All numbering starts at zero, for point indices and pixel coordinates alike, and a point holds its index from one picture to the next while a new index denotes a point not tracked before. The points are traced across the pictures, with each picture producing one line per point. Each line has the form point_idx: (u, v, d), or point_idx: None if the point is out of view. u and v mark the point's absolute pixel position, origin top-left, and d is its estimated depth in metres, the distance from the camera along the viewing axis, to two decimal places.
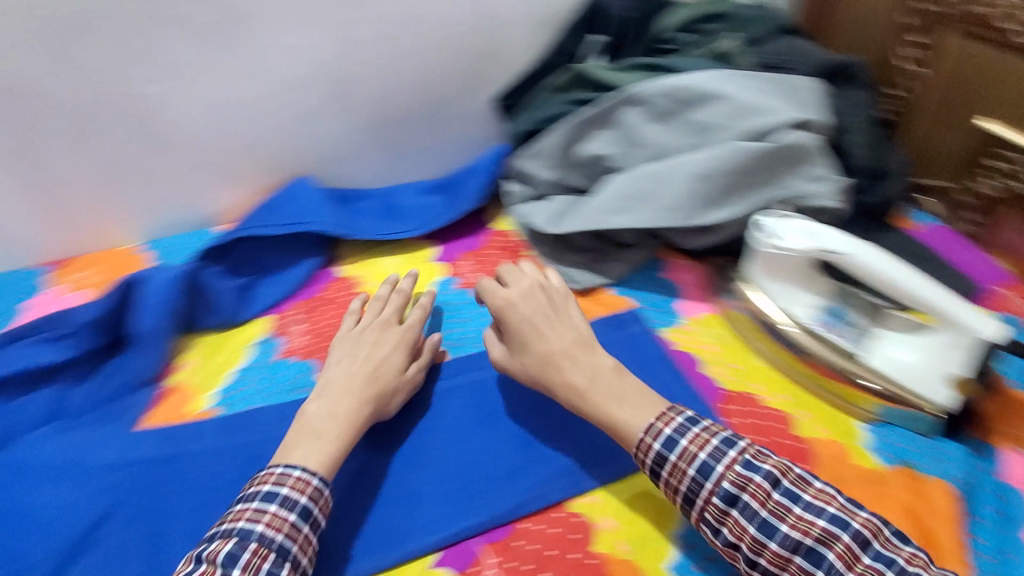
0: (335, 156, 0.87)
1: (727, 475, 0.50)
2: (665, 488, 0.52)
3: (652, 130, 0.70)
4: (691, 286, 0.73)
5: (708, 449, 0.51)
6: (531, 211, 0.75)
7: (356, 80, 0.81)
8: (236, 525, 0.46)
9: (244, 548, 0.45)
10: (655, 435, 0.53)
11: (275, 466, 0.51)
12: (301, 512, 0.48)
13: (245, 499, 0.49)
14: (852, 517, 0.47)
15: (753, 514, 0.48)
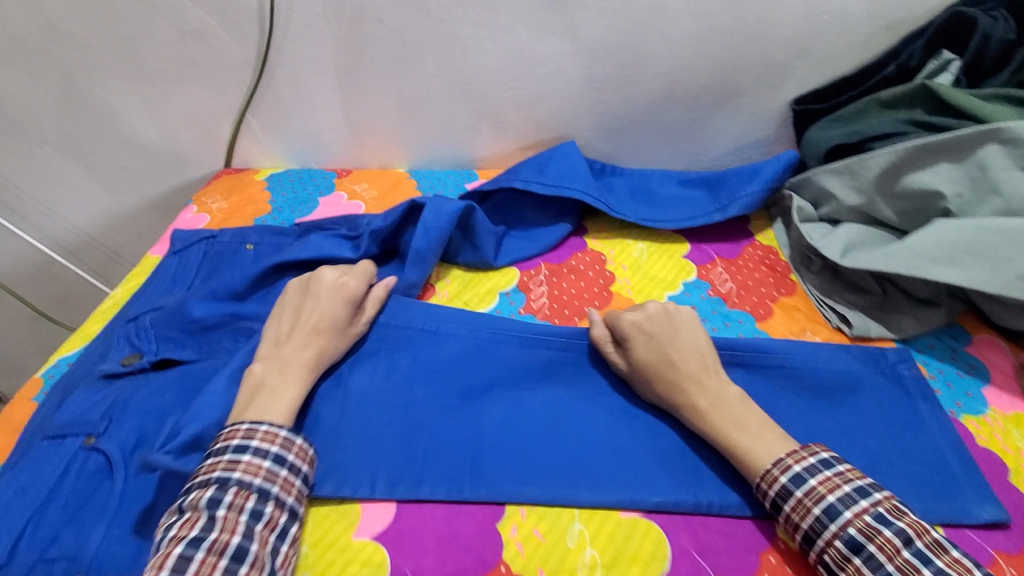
0: (604, 126, 0.86)
1: (855, 521, 0.45)
2: (782, 522, 0.48)
3: (1016, 178, 0.57)
4: (1002, 373, 0.61)
5: (834, 492, 0.47)
6: (814, 230, 0.70)
7: (655, 55, 0.78)
8: (211, 475, 0.47)
9: (223, 493, 0.46)
10: (784, 469, 0.49)
11: (240, 422, 0.50)
12: (274, 459, 0.49)
13: (214, 454, 0.49)
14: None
15: (879, 566, 0.43)
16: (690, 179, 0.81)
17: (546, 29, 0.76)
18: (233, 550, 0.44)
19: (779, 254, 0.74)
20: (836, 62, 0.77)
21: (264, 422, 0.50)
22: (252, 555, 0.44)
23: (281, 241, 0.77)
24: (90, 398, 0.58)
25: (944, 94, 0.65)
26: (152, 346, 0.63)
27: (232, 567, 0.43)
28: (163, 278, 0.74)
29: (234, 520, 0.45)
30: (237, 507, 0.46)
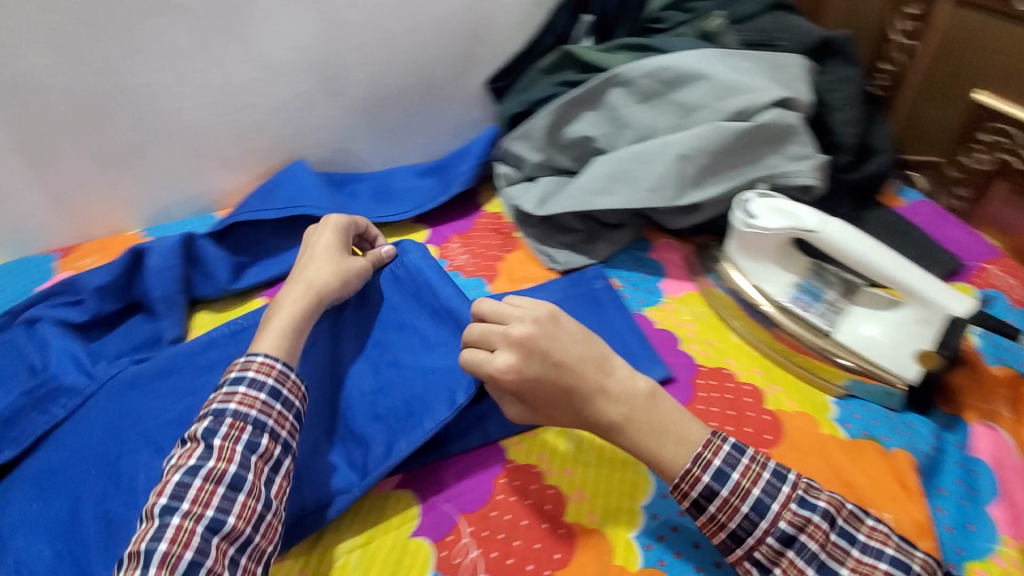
0: (331, 137, 0.89)
1: (785, 513, 0.44)
2: (708, 524, 0.46)
3: (637, 112, 0.70)
4: (674, 266, 0.74)
5: (763, 485, 0.45)
6: (519, 194, 0.78)
7: (349, 65, 0.83)
8: (209, 408, 0.49)
9: (221, 423, 0.48)
10: (705, 467, 0.46)
11: (253, 354, 0.52)
12: (269, 392, 0.50)
13: (220, 388, 0.51)
14: (910, 563, 0.42)
15: (812, 556, 0.43)
16: (419, 170, 0.90)
17: (235, 60, 0.78)
18: (230, 479, 0.46)
19: (505, 216, 0.83)
20: (507, 40, 0.88)
21: (259, 353, 0.52)
22: (248, 484, 0.46)
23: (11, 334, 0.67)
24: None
25: (580, 55, 0.77)
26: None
27: (230, 494, 0.45)
28: None
29: (229, 447, 0.46)
30: (235, 437, 0.47)
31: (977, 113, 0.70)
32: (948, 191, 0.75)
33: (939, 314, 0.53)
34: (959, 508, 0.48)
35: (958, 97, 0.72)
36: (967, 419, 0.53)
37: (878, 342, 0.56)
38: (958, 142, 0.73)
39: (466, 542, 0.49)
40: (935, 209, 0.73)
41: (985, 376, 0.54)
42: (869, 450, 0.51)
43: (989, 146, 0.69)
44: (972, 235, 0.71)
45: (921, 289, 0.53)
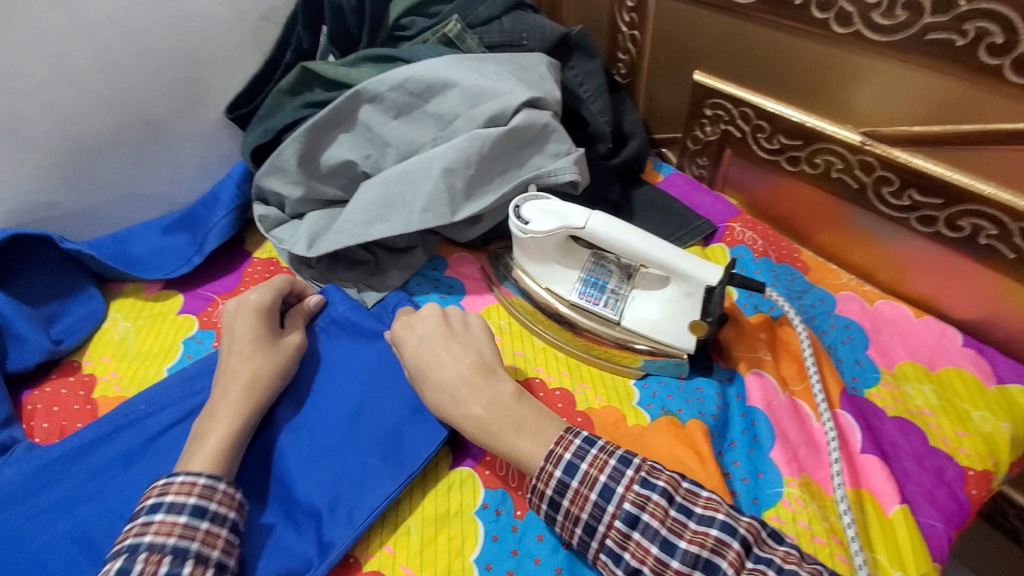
0: (21, 204, 0.68)
1: (628, 494, 0.43)
2: (564, 522, 0.44)
3: (392, 128, 0.65)
4: (472, 279, 0.70)
5: (608, 469, 0.44)
6: (286, 235, 0.68)
7: (28, 113, 0.64)
8: (122, 544, 0.40)
9: (134, 561, 0.39)
10: (556, 461, 0.45)
11: (173, 475, 0.44)
12: (192, 512, 0.42)
13: (133, 518, 0.42)
14: (738, 522, 0.41)
15: (654, 533, 0.41)
16: (163, 225, 0.73)
17: None
18: None
19: (280, 261, 0.72)
20: (240, 61, 0.77)
21: (180, 472, 0.44)
22: None
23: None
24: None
25: (321, 71, 0.69)
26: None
27: None
28: None
29: None
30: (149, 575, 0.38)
31: (700, 92, 0.77)
32: (692, 162, 0.84)
33: (699, 287, 0.55)
34: (748, 456, 0.52)
35: (681, 78, 0.79)
36: (740, 370, 0.58)
37: (660, 321, 0.57)
38: (692, 118, 0.80)
39: None
40: (686, 179, 0.81)
41: (745, 328, 0.61)
42: (668, 426, 0.53)
43: (714, 119, 0.77)
44: (719, 200, 0.79)
45: (683, 266, 0.55)
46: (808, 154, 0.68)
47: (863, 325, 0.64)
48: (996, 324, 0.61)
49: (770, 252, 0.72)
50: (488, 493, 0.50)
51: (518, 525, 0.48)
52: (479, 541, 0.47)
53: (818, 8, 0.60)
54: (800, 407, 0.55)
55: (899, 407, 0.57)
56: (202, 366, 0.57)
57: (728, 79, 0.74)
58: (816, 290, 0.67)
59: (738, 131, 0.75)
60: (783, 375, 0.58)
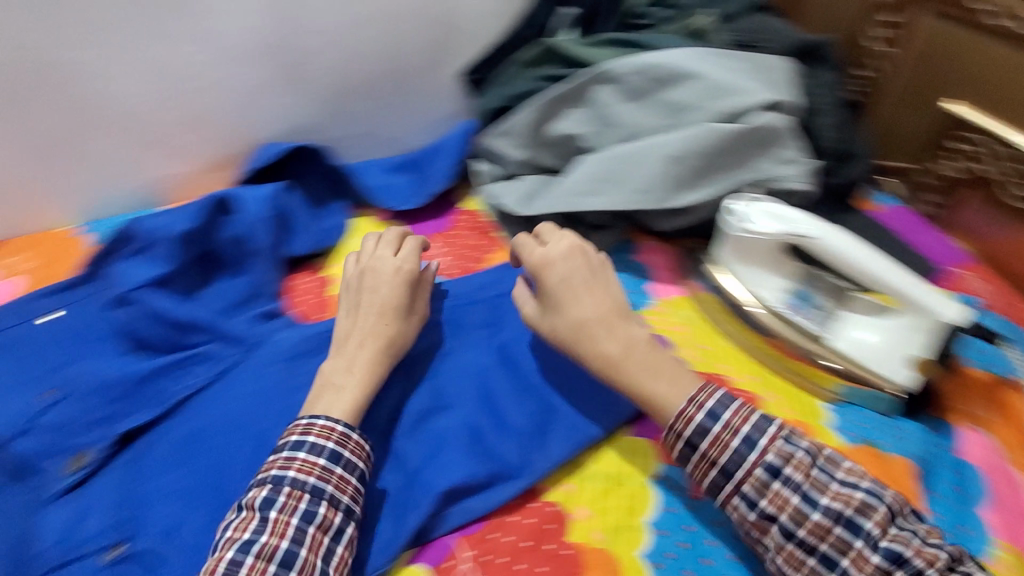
0: (289, 128, 0.81)
1: (772, 447, 0.45)
2: (700, 461, 0.47)
3: (625, 110, 0.68)
4: (662, 269, 0.71)
5: (751, 421, 0.47)
6: (501, 193, 0.73)
7: (313, 50, 0.76)
8: (269, 473, 0.46)
9: (278, 492, 0.45)
10: (697, 405, 0.48)
11: (315, 418, 0.49)
12: (329, 456, 0.47)
13: (274, 451, 0.48)
14: (884, 491, 0.44)
15: (796, 487, 0.44)
16: (389, 165, 0.82)
17: (181, 39, 0.69)
18: (281, 554, 0.42)
19: (484, 215, 0.79)
20: (483, 30, 0.83)
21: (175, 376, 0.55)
22: (300, 560, 0.42)
23: (78, 299, 0.60)
24: (76, 512, 0.50)
25: (563, 49, 0.74)
26: (91, 436, 0.53)
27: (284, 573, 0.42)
28: None
29: (285, 520, 0.43)
30: (291, 507, 0.44)
31: (948, 121, 0.72)
32: (919, 198, 0.77)
33: (931, 320, 0.54)
34: (953, 509, 0.49)
35: (924, 105, 0.74)
36: (953, 423, 0.55)
37: (876, 349, 0.56)
38: (928, 149, 0.75)
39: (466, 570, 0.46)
40: (912, 215, 0.75)
41: (966, 381, 0.56)
42: (865, 455, 0.52)
43: (955, 154, 0.72)
44: (945, 242, 0.72)
45: (918, 297, 0.54)
46: None
47: None
48: None
49: (1000, 309, 0.65)
50: (667, 468, 0.52)
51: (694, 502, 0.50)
52: (654, 505, 0.50)
53: None
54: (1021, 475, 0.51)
55: None
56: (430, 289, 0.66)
57: (990, 112, 0.68)
58: None
59: (985, 169, 0.69)
60: (1006, 440, 0.53)
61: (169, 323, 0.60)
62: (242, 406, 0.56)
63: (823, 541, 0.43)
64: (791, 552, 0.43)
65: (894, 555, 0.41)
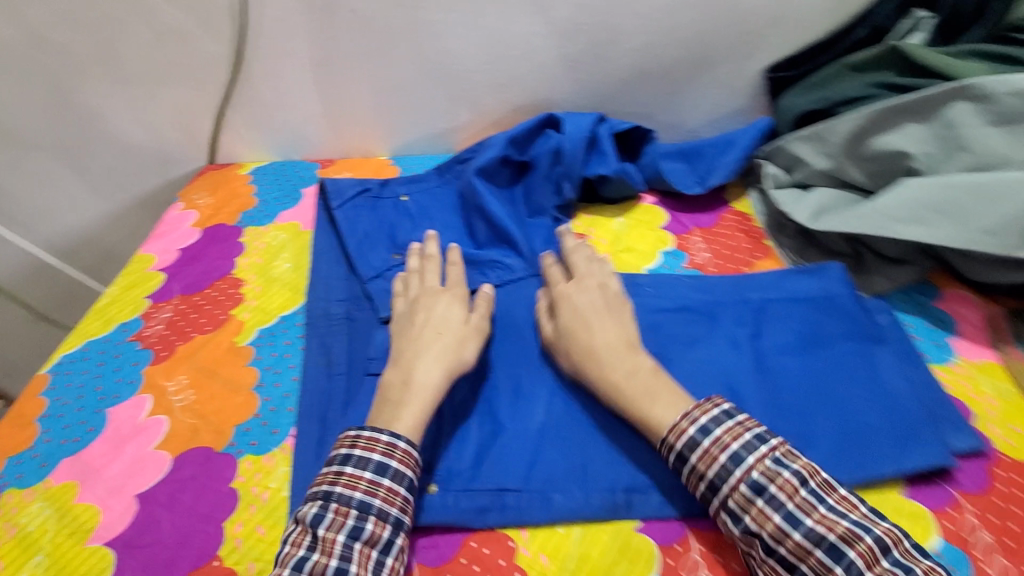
0: (580, 101, 0.87)
1: (758, 465, 0.46)
2: (689, 475, 0.48)
3: (983, 134, 0.57)
4: (970, 325, 0.61)
5: (741, 440, 0.47)
6: (788, 199, 0.69)
7: (626, 31, 0.79)
8: (339, 489, 0.48)
9: (351, 511, 0.47)
10: (691, 420, 0.49)
11: (389, 436, 0.51)
12: (394, 475, 0.49)
13: (337, 463, 0.50)
14: (875, 526, 0.43)
15: (780, 505, 0.44)
16: (667, 149, 0.80)
17: (518, 10, 0.77)
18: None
19: (754, 219, 0.75)
20: (807, 26, 0.77)
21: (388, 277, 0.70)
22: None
23: (429, 187, 0.82)
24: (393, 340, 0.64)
25: (914, 54, 0.64)
26: None
27: None
28: (170, 268, 0.78)
29: (357, 542, 0.46)
30: (363, 526, 0.47)
31: None
32: None
33: None
34: None
35: None
36: None
37: None
38: None
39: (695, 559, 0.48)
40: None
41: None
42: None
43: None
44: None
45: None
46: None
47: None
48: None
49: None
50: (946, 544, 0.47)
51: None
52: None
53: None
54: None
55: None
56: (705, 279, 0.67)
57: None
58: None
59: None
60: None
61: (501, 233, 0.74)
62: (516, 311, 0.66)
63: (803, 562, 0.43)
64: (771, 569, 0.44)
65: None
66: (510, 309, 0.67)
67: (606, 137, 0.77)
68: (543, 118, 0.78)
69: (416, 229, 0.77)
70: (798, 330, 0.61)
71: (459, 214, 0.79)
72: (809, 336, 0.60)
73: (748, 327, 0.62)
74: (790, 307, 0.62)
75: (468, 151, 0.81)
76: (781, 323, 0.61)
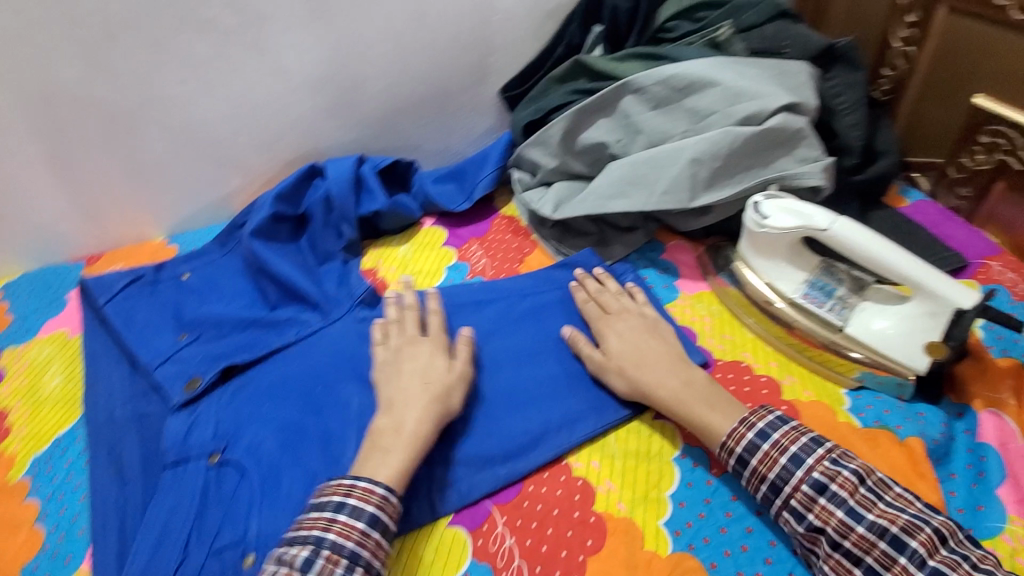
0: (347, 146, 0.91)
1: (818, 465, 0.49)
2: (750, 477, 0.51)
3: (648, 117, 0.73)
4: (687, 266, 0.75)
5: (800, 442, 0.51)
6: (535, 198, 0.80)
7: (367, 77, 0.86)
8: (311, 532, 0.48)
9: (317, 554, 0.46)
10: (749, 425, 0.52)
11: (376, 485, 0.50)
12: (368, 520, 0.49)
13: (317, 507, 0.50)
14: (931, 517, 0.46)
15: (841, 502, 0.48)
16: (434, 176, 0.88)
17: (256, 73, 0.80)
18: None
19: (519, 218, 0.86)
20: (519, 50, 0.90)
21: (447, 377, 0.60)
22: None
23: (213, 260, 0.79)
24: (189, 424, 0.62)
25: (592, 63, 0.79)
26: (207, 368, 0.67)
27: None
28: None
29: None
30: (327, 570, 0.46)
31: (977, 115, 0.73)
32: (950, 191, 0.79)
33: (946, 306, 0.56)
34: (967, 489, 0.52)
35: (951, 99, 0.75)
36: (974, 407, 0.56)
37: (890, 336, 0.58)
38: (958, 145, 0.76)
39: (500, 530, 0.53)
40: (937, 208, 0.78)
41: (987, 367, 0.58)
42: (876, 438, 0.55)
43: (985, 148, 0.73)
44: (974, 234, 0.75)
45: (932, 284, 0.56)
46: None
47: None
48: None
49: None
50: (687, 447, 0.57)
51: (713, 481, 0.55)
52: (675, 480, 0.55)
53: None
54: None
55: None
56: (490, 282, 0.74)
57: (1016, 107, 0.69)
58: None
59: (1014, 161, 0.70)
60: None
61: (288, 287, 0.74)
62: (318, 359, 0.67)
63: (868, 554, 0.46)
64: (836, 562, 0.47)
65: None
66: (312, 357, 0.67)
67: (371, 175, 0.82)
68: (307, 168, 0.82)
69: (205, 303, 0.75)
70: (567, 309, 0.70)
71: (247, 278, 0.77)
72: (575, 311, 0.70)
73: (525, 315, 0.70)
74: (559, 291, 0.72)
75: (243, 214, 0.81)
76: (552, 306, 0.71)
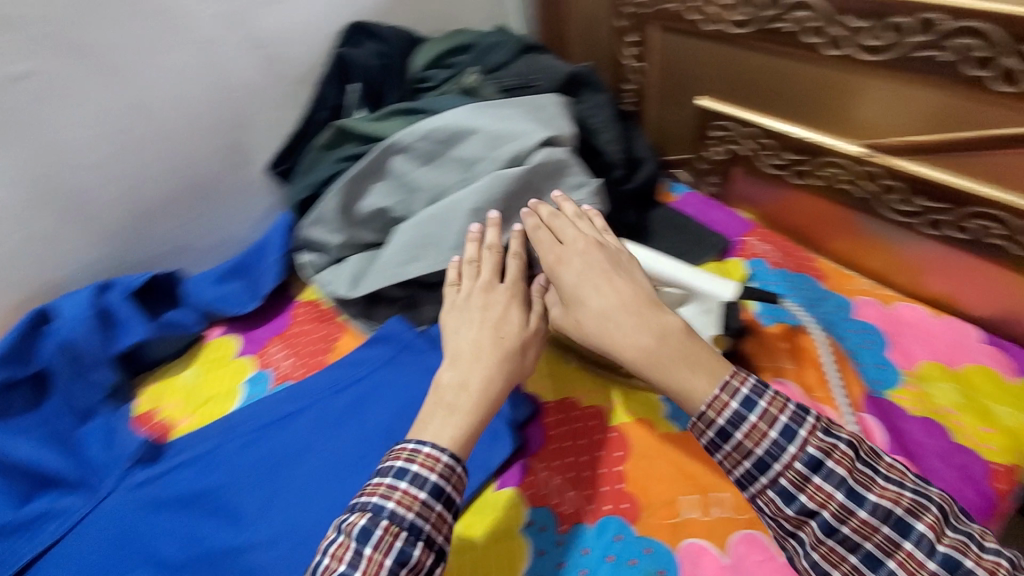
0: (90, 269, 0.76)
1: (812, 439, 0.45)
2: (732, 452, 0.46)
3: (421, 174, 0.71)
4: None
5: (788, 411, 0.46)
6: (330, 279, 0.74)
7: (94, 187, 0.72)
8: (371, 499, 0.46)
9: (377, 524, 0.45)
10: (732, 393, 0.47)
11: (443, 453, 0.49)
12: (432, 491, 0.47)
13: (381, 472, 0.48)
14: (932, 492, 0.44)
15: (839, 481, 0.43)
16: (217, 275, 0.80)
17: None
18: None
19: (322, 300, 0.79)
20: (275, 122, 0.83)
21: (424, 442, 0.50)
22: None
23: None
24: None
25: (353, 128, 0.75)
26: None
27: None
28: None
29: (376, 557, 0.44)
30: (386, 542, 0.44)
31: (704, 113, 0.81)
32: (704, 180, 0.89)
33: (713, 300, 0.61)
34: None
35: (684, 102, 0.84)
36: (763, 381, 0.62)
37: None
38: (698, 140, 0.85)
39: None
40: (700, 197, 0.87)
41: (766, 340, 0.65)
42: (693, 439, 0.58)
43: (718, 140, 0.82)
44: (733, 214, 0.84)
45: (694, 283, 0.61)
46: (815, 168, 0.72)
47: (882, 327, 0.67)
48: (1014, 319, 0.63)
49: (786, 263, 0.75)
50: (534, 511, 0.55)
51: (563, 540, 0.52)
52: (528, 555, 0.52)
53: (805, 36, 0.64)
54: (821, 409, 0.59)
55: (923, 408, 0.59)
56: (294, 390, 0.67)
57: (728, 101, 0.78)
58: (832, 298, 0.71)
59: (740, 148, 0.80)
60: (805, 383, 0.61)
61: (34, 473, 0.60)
62: (94, 553, 0.56)
63: (868, 539, 0.42)
64: (830, 549, 0.43)
65: (954, 567, 0.40)
66: (86, 553, 0.56)
67: (120, 304, 0.71)
68: (34, 317, 0.69)
69: None
70: (380, 397, 0.66)
71: None
72: (389, 397, 0.65)
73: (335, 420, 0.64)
74: (369, 381, 0.67)
75: None
76: (364, 399, 0.66)
